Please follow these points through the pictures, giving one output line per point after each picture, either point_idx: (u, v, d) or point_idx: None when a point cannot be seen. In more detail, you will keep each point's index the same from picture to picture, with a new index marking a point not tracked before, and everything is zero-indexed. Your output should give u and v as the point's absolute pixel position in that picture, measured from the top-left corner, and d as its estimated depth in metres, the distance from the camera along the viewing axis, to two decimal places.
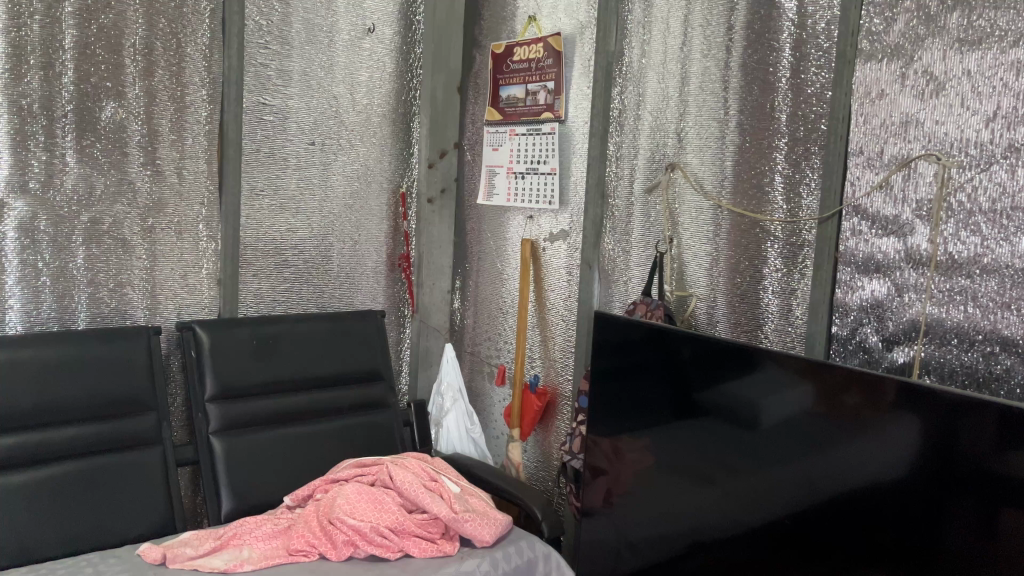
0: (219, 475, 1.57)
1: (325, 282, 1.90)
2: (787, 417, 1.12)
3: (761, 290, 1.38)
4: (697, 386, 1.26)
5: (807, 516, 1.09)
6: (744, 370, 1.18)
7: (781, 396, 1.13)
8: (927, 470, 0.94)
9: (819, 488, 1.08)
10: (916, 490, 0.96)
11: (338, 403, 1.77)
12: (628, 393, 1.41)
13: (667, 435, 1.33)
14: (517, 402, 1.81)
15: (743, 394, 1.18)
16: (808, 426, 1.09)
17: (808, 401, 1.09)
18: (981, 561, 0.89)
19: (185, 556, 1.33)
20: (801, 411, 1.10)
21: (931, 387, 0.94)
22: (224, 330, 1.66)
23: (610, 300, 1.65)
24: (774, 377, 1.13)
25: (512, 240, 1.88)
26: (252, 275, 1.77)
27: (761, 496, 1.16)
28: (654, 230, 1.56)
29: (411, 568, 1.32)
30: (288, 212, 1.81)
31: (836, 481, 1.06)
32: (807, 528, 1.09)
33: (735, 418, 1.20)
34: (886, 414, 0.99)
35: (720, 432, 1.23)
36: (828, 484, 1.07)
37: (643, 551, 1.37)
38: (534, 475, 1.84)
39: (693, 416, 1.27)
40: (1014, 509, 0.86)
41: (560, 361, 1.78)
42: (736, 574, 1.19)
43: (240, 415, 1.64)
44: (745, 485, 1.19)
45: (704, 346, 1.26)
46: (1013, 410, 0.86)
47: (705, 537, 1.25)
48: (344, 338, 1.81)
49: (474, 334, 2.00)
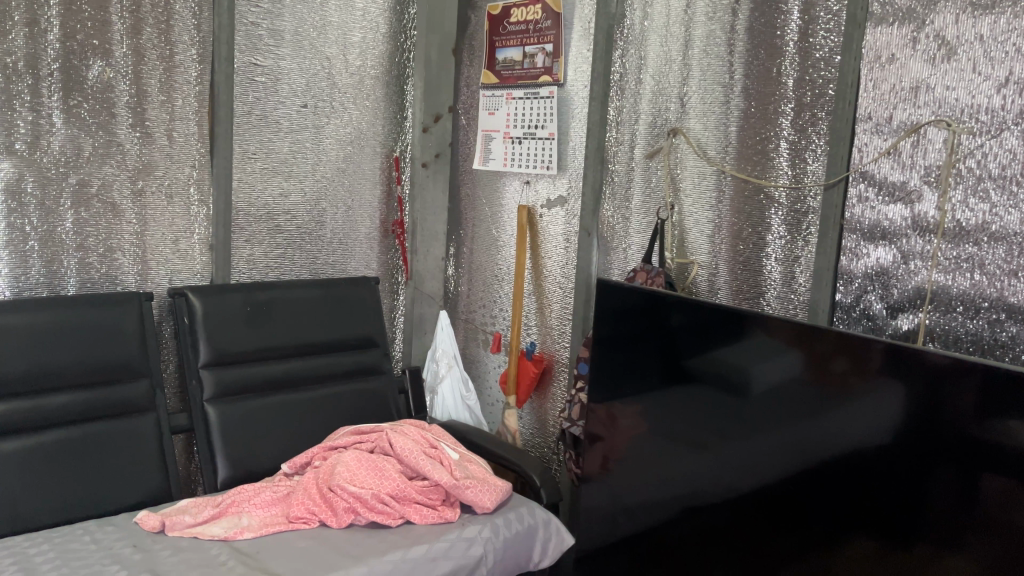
0: (214, 442, 1.56)
1: (318, 248, 1.87)
2: (776, 384, 1.12)
3: (764, 257, 1.37)
4: (687, 353, 1.26)
5: (794, 482, 1.10)
6: (733, 337, 1.17)
7: (770, 363, 1.12)
8: (914, 436, 0.95)
9: (806, 454, 1.08)
10: (902, 456, 0.96)
11: (335, 370, 1.75)
12: (624, 359, 1.39)
13: (657, 402, 1.33)
14: (513, 369, 1.79)
15: (732, 362, 1.18)
16: (797, 392, 1.09)
17: (798, 367, 1.09)
18: (967, 524, 0.90)
19: (183, 523, 1.32)
20: (790, 377, 1.10)
21: (918, 351, 0.94)
22: (217, 295, 1.63)
23: (608, 268, 1.64)
24: (764, 345, 1.13)
25: (509, 206, 1.86)
26: (244, 241, 1.74)
27: (749, 462, 1.16)
28: (655, 196, 1.55)
29: (412, 535, 1.32)
30: (280, 176, 1.77)
31: (823, 448, 1.06)
32: (794, 494, 1.10)
33: (723, 385, 1.20)
34: (875, 380, 0.99)
35: (709, 400, 1.23)
36: (815, 451, 1.07)
37: (640, 515, 1.37)
38: (530, 441, 1.84)
39: (683, 383, 1.27)
40: (999, 474, 0.87)
41: (558, 329, 1.77)
42: (725, 539, 1.19)
43: (234, 381, 1.61)
44: (733, 451, 1.19)
45: (695, 313, 1.25)
46: (997, 373, 0.87)
47: (694, 503, 1.26)
48: (340, 305, 1.79)
49: (469, 301, 1.98)
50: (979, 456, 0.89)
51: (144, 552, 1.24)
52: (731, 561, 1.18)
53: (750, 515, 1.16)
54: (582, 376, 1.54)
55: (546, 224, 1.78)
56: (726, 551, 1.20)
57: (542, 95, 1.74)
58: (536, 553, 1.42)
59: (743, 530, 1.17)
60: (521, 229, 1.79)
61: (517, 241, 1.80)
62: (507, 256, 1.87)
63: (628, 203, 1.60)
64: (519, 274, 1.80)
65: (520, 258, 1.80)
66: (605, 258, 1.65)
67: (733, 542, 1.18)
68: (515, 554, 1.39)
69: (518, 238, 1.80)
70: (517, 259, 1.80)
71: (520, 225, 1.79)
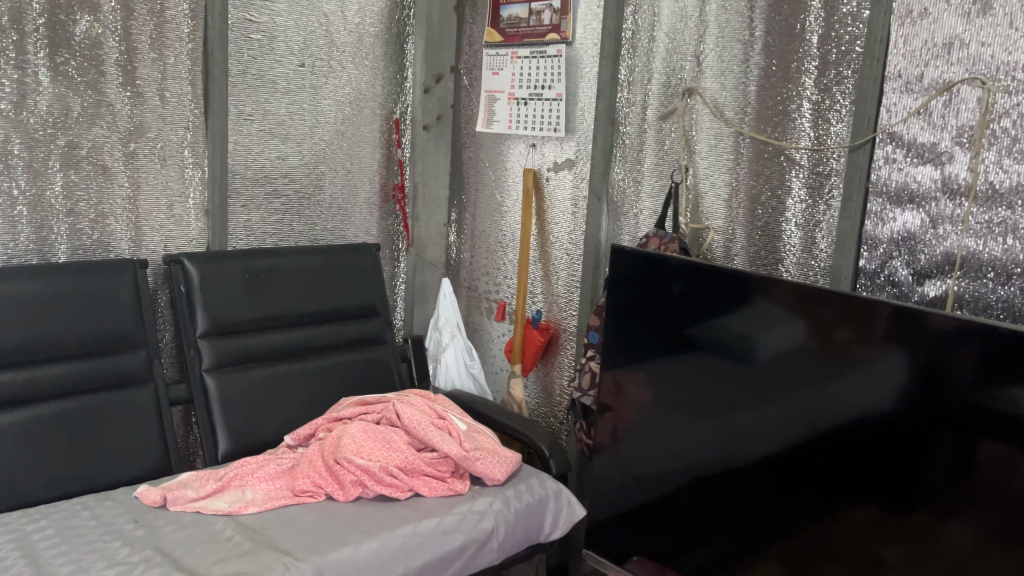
0: (214, 413, 1.51)
1: (318, 213, 1.81)
2: (779, 353, 1.09)
3: (783, 221, 1.33)
4: (682, 323, 1.22)
5: (793, 451, 1.08)
6: (731, 306, 1.14)
7: (772, 330, 1.09)
8: (918, 405, 0.93)
9: (806, 424, 1.06)
10: (906, 424, 0.95)
11: (336, 340, 1.71)
12: (623, 327, 1.34)
13: (650, 373, 1.29)
14: (518, 337, 1.75)
15: (729, 331, 1.15)
16: (799, 361, 1.06)
17: (801, 336, 1.06)
18: (974, 493, 0.89)
19: (186, 498, 1.28)
20: (793, 345, 1.07)
21: (923, 318, 0.92)
22: (214, 263, 1.58)
23: (619, 233, 1.59)
24: (763, 313, 1.10)
25: (514, 170, 1.80)
26: (241, 206, 1.68)
27: (748, 431, 1.14)
28: (668, 160, 1.50)
29: (422, 508, 1.29)
30: (277, 138, 1.71)
31: (825, 417, 1.04)
32: (794, 464, 1.08)
33: (721, 353, 1.17)
34: (878, 348, 0.97)
35: (704, 369, 1.20)
36: (815, 421, 1.05)
37: (648, 486, 1.32)
38: (536, 410, 1.81)
39: (677, 354, 1.24)
40: (1004, 442, 0.86)
41: (565, 296, 1.73)
42: (724, 510, 1.18)
43: (234, 351, 1.57)
44: (731, 421, 1.17)
45: (695, 279, 1.20)
46: (1003, 340, 0.85)
47: (690, 474, 1.24)
48: (341, 273, 1.74)
49: (473, 268, 1.93)
50: (984, 424, 0.87)
51: (146, 528, 1.20)
52: (729, 530, 1.17)
53: (748, 485, 1.14)
54: (592, 344, 1.49)
55: (553, 189, 1.73)
56: (725, 519, 1.18)
57: (549, 53, 1.67)
58: (547, 525, 1.39)
59: (741, 499, 1.15)
60: (527, 195, 1.74)
61: (523, 206, 1.74)
62: (512, 222, 1.82)
63: (640, 166, 1.55)
64: (525, 240, 1.75)
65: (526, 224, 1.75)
66: (615, 224, 1.60)
67: (732, 511, 1.17)
68: (527, 527, 1.36)
69: (524, 203, 1.75)
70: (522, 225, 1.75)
71: (526, 190, 1.74)
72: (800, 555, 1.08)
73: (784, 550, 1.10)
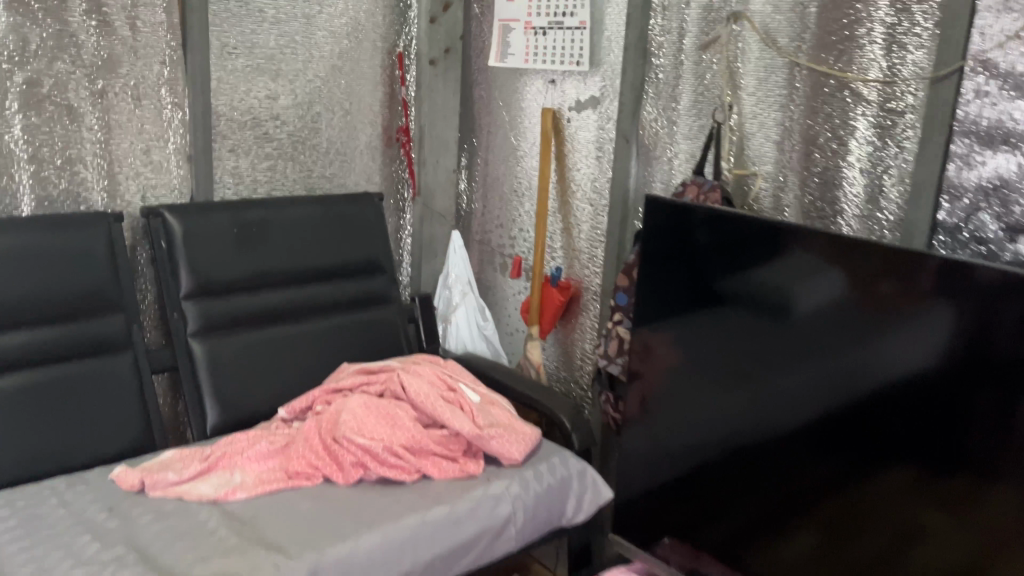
0: (201, 383, 1.37)
1: (314, 160, 1.63)
2: (809, 308, 0.93)
3: (844, 167, 1.15)
4: (690, 280, 1.06)
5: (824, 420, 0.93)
6: (744, 259, 0.99)
7: (802, 281, 0.93)
8: (968, 359, 0.79)
9: (827, 391, 0.92)
10: (954, 383, 0.81)
11: (337, 300, 1.55)
12: (647, 284, 1.13)
13: (654, 336, 1.13)
14: (535, 297, 1.60)
15: (741, 288, 1.00)
16: (836, 318, 0.91)
17: (838, 288, 0.90)
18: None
19: (167, 482, 1.14)
20: (828, 301, 0.91)
21: (971, 266, 0.78)
22: (200, 215, 1.41)
23: (651, 180, 1.42)
24: (782, 267, 0.95)
25: (532, 109, 1.61)
26: (228, 151, 1.50)
27: (770, 400, 0.99)
28: (713, 94, 1.31)
29: (432, 493, 1.15)
30: (267, 75, 1.52)
31: (867, 379, 0.89)
32: (825, 434, 0.93)
33: (732, 314, 1.02)
34: (924, 298, 0.83)
35: (709, 332, 1.05)
36: (838, 387, 0.91)
37: (680, 460, 1.12)
38: (555, 376, 1.66)
39: (681, 314, 1.08)
40: None
41: (587, 251, 1.56)
42: (731, 486, 1.04)
43: (223, 314, 1.41)
44: (750, 388, 1.01)
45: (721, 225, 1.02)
46: None
47: (693, 447, 1.10)
48: (341, 226, 1.58)
49: (486, 219, 1.76)
50: None
51: (121, 518, 1.06)
52: (738, 508, 1.04)
53: (768, 456, 0.99)
54: (620, 307, 1.33)
55: (576, 130, 1.54)
56: (732, 496, 1.05)
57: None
58: (569, 507, 1.25)
59: (752, 474, 1.01)
60: (547, 139, 1.56)
61: (542, 151, 1.56)
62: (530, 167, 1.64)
63: (678, 103, 1.36)
64: (544, 189, 1.57)
65: (545, 171, 1.58)
66: (651, 167, 1.42)
67: (740, 487, 1.03)
68: (547, 511, 1.22)
69: (543, 147, 1.56)
70: (541, 172, 1.57)
71: (546, 133, 1.55)
72: (825, 531, 0.94)
73: (810, 526, 0.95)
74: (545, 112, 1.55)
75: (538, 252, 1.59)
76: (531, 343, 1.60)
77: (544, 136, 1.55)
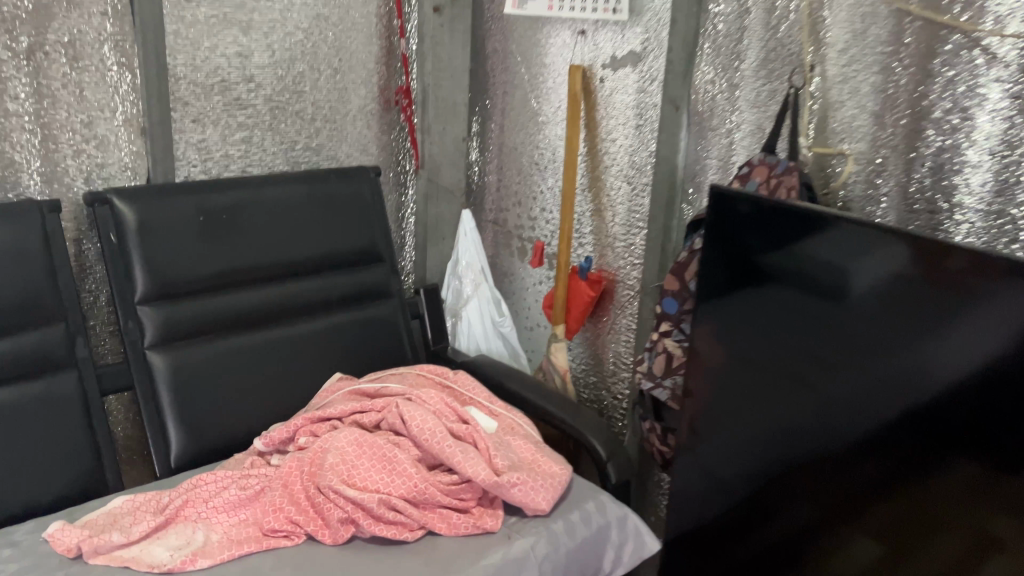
0: (163, 404, 1.14)
1: (298, 129, 1.37)
2: (860, 286, 0.76)
3: (963, 147, 0.89)
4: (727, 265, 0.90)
5: (875, 412, 0.77)
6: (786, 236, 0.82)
7: (851, 261, 0.76)
8: None
9: (887, 386, 0.75)
10: None
11: (327, 297, 1.32)
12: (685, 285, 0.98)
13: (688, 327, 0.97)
14: (561, 291, 1.36)
15: (782, 268, 0.84)
16: (894, 299, 0.73)
17: (894, 262, 0.73)
18: None
19: (112, 545, 0.90)
20: (885, 278, 0.74)
21: None
22: (157, 200, 1.16)
23: (706, 155, 1.17)
24: (834, 244, 0.77)
25: (558, 66, 1.35)
26: (192, 121, 1.24)
27: (814, 389, 0.83)
28: (792, 51, 1.04)
29: (440, 557, 0.92)
30: (236, 26, 1.25)
31: (926, 371, 0.72)
32: (878, 430, 0.77)
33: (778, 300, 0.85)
34: (1000, 274, 0.65)
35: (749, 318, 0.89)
36: (900, 381, 0.74)
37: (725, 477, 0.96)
38: (581, 378, 1.44)
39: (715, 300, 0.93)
40: None
41: (623, 238, 1.31)
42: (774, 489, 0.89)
43: (188, 319, 1.18)
44: (786, 372, 0.86)
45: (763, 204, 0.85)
46: None
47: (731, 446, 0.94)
48: (330, 209, 1.33)
49: (503, 194, 1.51)
50: None
51: None
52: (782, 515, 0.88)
53: (810, 451, 0.84)
54: (667, 315, 1.10)
55: (609, 93, 1.28)
56: (775, 502, 0.89)
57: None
58: (605, 562, 1.03)
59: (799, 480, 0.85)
60: (575, 104, 1.30)
61: (569, 119, 1.31)
62: (556, 136, 1.38)
63: (746, 62, 1.09)
64: (571, 164, 1.32)
65: (573, 143, 1.32)
66: (706, 139, 1.16)
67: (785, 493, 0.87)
68: (579, 568, 1.00)
69: (570, 114, 1.31)
70: (568, 144, 1.32)
71: (574, 97, 1.29)
72: (887, 544, 0.77)
73: (863, 535, 0.79)
74: (573, 71, 1.29)
75: (564, 238, 1.35)
76: (555, 345, 1.37)
77: (572, 101, 1.30)
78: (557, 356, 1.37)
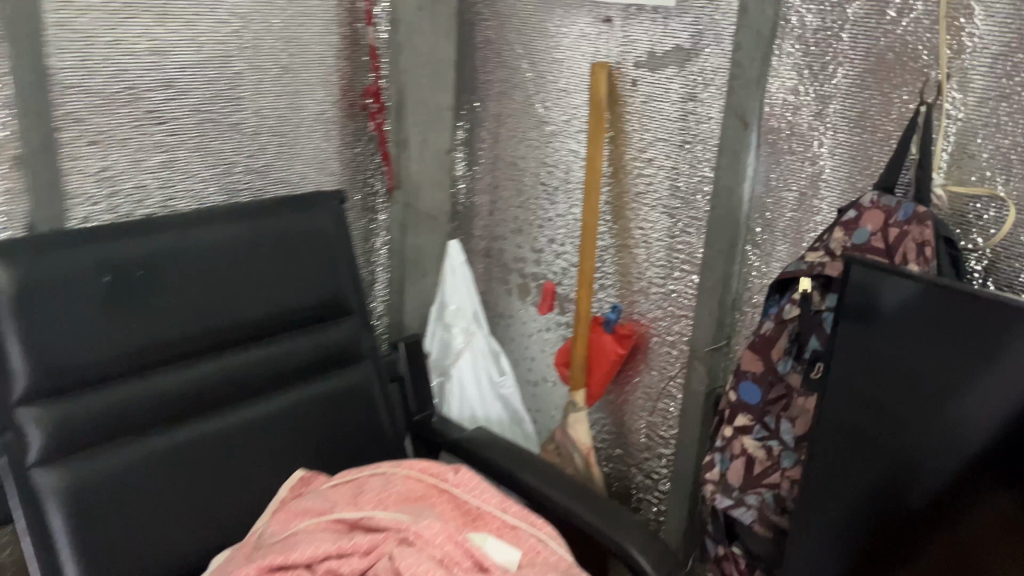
0: (58, 543, 0.81)
1: (236, 146, 1.04)
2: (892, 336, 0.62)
3: None
4: None
5: (876, 433, 0.65)
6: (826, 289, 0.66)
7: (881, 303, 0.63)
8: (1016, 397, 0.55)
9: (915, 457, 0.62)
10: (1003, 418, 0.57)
11: (280, 368, 1.01)
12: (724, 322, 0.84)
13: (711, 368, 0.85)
14: (580, 349, 1.09)
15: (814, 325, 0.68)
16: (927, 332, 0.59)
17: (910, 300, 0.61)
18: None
19: None
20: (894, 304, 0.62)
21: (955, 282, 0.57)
22: (40, 257, 0.83)
23: (785, 182, 0.89)
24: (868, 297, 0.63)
25: (577, 63, 1.05)
26: (90, 144, 0.90)
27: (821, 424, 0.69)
28: (922, 52, 0.76)
29: None
30: (148, 13, 0.91)
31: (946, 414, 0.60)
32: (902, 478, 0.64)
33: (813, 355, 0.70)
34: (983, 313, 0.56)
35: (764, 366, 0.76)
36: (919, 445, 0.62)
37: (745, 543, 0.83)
38: (601, 448, 1.17)
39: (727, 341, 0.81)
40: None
41: (660, 283, 1.04)
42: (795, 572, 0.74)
43: (92, 417, 0.85)
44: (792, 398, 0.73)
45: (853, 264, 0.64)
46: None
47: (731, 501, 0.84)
48: (281, 253, 1.03)
49: (497, 217, 1.23)
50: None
51: None
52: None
53: (818, 498, 0.71)
54: (747, 406, 0.84)
55: (646, 100, 0.99)
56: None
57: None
58: None
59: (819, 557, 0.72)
60: (601, 115, 1.01)
61: (593, 134, 1.02)
62: (575, 150, 1.09)
63: (855, 67, 0.81)
64: (596, 191, 1.04)
65: (597, 164, 1.04)
66: (787, 163, 0.88)
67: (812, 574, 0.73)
68: None
69: (594, 129, 1.02)
70: (590, 165, 1.04)
71: (601, 107, 1.01)
72: None
73: None
74: (597, 73, 1.00)
75: (585, 284, 1.08)
76: (574, 417, 1.09)
77: (598, 111, 1.01)
78: (577, 431, 1.09)
